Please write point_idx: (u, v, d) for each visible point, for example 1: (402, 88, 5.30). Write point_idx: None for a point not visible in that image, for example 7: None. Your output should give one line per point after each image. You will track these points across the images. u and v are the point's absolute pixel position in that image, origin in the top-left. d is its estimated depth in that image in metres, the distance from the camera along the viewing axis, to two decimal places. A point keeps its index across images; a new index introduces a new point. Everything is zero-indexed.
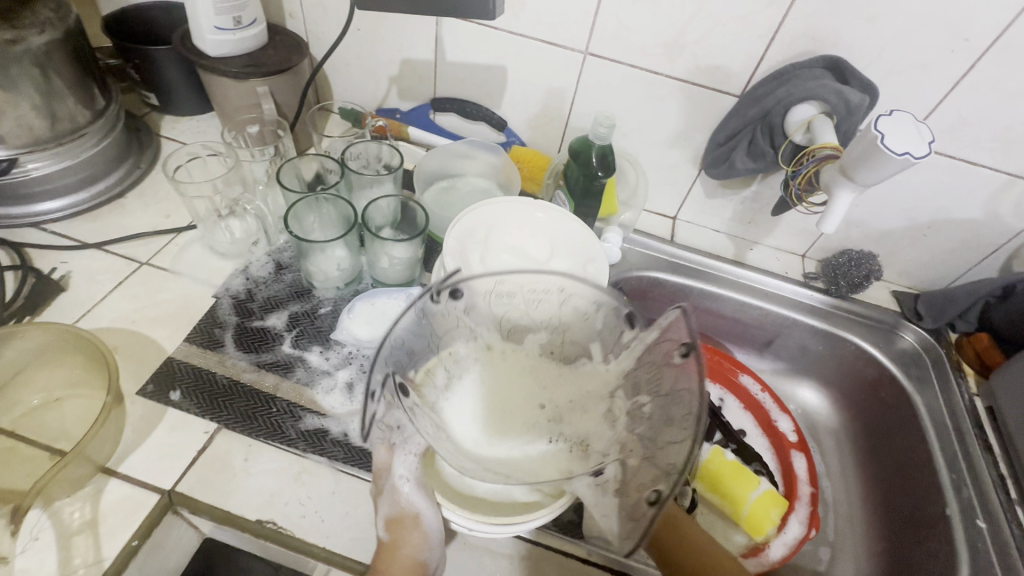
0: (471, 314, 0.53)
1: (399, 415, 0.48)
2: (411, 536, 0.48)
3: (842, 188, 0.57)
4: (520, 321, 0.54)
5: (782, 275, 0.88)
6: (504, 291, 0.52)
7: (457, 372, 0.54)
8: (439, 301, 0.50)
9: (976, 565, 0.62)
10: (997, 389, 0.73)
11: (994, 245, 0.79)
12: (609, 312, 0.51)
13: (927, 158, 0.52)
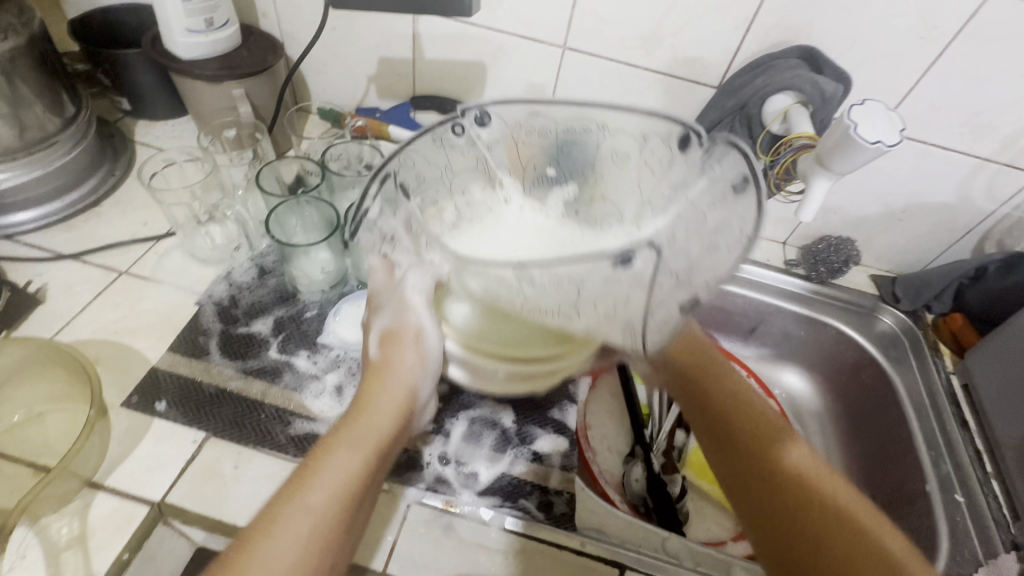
0: (491, 151, 0.46)
1: (399, 221, 0.43)
2: (401, 362, 0.46)
3: (818, 177, 0.58)
4: (547, 166, 0.46)
5: (764, 263, 0.89)
6: (535, 127, 0.46)
7: (471, 215, 0.43)
8: (460, 135, 0.46)
9: (955, 537, 0.64)
10: (971, 366, 0.75)
11: (967, 227, 0.81)
12: (659, 141, 0.44)
13: (899, 146, 0.53)
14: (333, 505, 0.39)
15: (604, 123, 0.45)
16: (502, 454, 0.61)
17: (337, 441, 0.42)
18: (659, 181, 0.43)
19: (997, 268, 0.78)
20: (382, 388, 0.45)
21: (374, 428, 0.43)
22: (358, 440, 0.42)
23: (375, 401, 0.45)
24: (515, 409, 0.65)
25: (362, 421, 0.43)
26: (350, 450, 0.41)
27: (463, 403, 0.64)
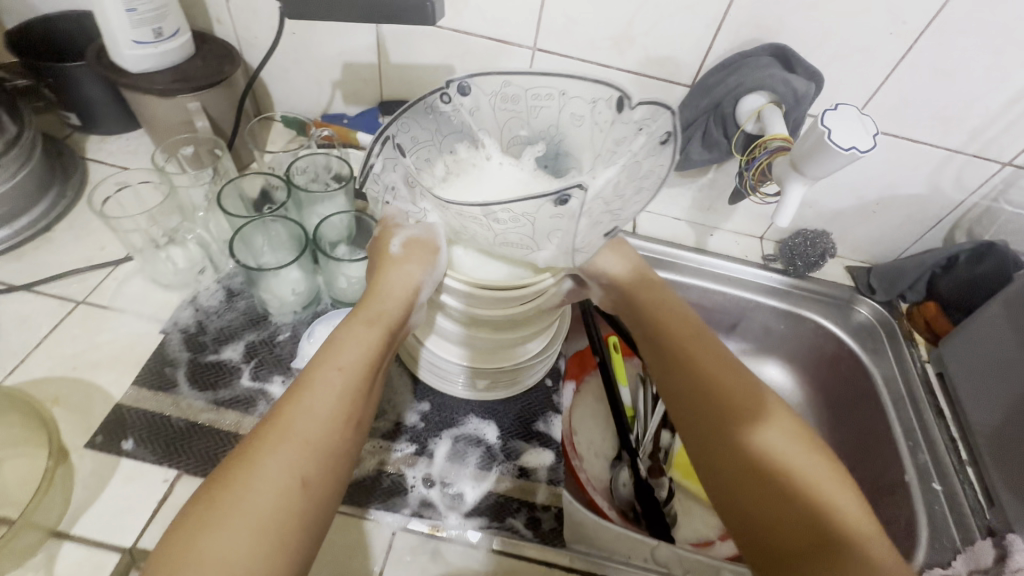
0: (475, 116, 0.61)
1: (399, 176, 0.54)
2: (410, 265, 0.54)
3: (793, 182, 0.58)
4: (521, 131, 0.62)
5: (742, 259, 0.89)
6: (509, 93, 0.60)
7: (457, 171, 0.58)
8: (449, 104, 0.58)
9: (934, 524, 0.65)
10: (945, 356, 0.76)
11: (938, 217, 0.82)
12: (604, 105, 0.57)
13: (871, 152, 0.54)
14: (356, 370, 0.47)
15: (565, 91, 0.58)
16: (487, 472, 0.60)
17: (358, 322, 0.50)
18: (604, 141, 0.57)
19: (967, 257, 0.80)
20: (393, 282, 0.53)
21: (390, 312, 0.52)
22: (377, 322, 0.51)
23: (389, 292, 0.53)
24: (499, 424, 0.64)
25: (378, 307, 0.52)
26: (371, 329, 0.50)
27: (445, 420, 0.63)
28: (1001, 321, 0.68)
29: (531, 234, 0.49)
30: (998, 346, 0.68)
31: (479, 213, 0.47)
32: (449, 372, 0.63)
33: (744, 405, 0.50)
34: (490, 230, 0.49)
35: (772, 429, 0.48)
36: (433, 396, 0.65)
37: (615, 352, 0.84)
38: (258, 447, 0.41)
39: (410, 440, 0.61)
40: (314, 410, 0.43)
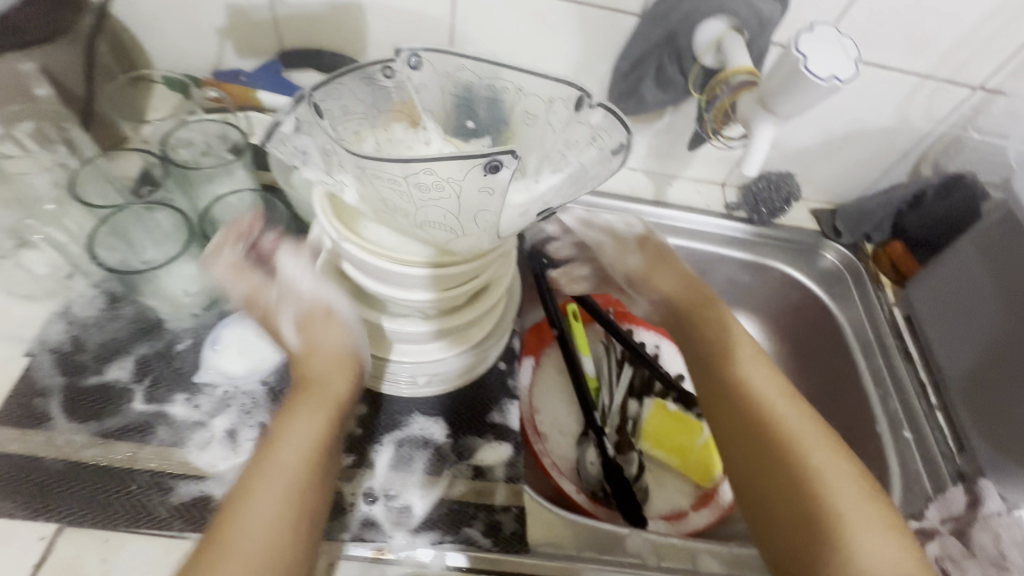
0: (421, 93, 0.51)
1: (315, 142, 0.43)
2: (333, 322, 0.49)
3: (763, 124, 0.52)
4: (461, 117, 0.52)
5: (703, 209, 0.82)
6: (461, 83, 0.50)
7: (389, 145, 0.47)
8: (392, 77, 0.49)
9: (906, 474, 0.63)
10: (913, 298, 0.73)
11: (904, 150, 0.77)
12: (563, 105, 0.48)
13: (854, 80, 0.48)
14: (319, 430, 0.43)
15: (519, 86, 0.49)
16: (438, 478, 0.53)
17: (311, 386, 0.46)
18: (557, 138, 0.49)
19: (935, 191, 0.75)
20: (327, 354, 0.48)
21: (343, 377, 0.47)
22: (337, 378, 0.47)
23: (325, 366, 0.47)
24: (449, 420, 0.57)
25: (324, 371, 0.47)
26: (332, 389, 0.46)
27: (386, 423, 0.56)
28: (974, 261, 0.64)
29: (454, 212, 0.42)
30: (970, 289, 0.65)
31: (400, 175, 0.40)
32: (390, 371, 0.55)
33: (768, 410, 0.49)
34: (410, 200, 0.41)
35: (797, 432, 0.47)
36: (371, 396, 0.57)
37: (574, 321, 0.77)
38: (230, 515, 0.37)
39: (347, 450, 0.53)
40: (279, 480, 0.40)
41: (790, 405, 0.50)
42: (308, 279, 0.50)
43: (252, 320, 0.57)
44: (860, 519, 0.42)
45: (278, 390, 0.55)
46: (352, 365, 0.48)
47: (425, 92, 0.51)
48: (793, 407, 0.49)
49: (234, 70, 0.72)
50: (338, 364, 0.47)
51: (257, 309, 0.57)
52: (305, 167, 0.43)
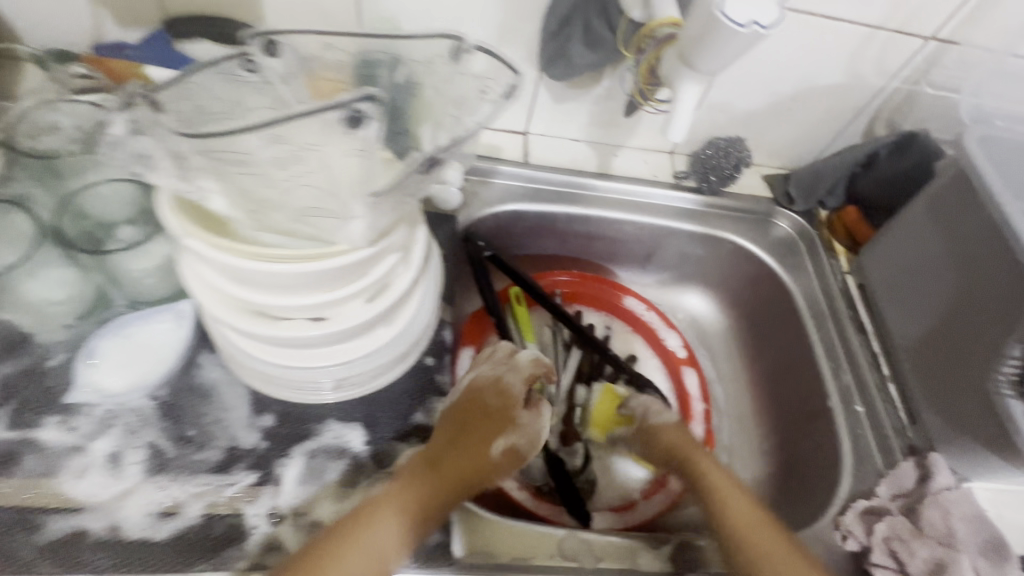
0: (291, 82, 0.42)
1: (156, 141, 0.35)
2: (536, 420, 0.58)
3: (686, 80, 0.47)
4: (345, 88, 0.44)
5: (650, 180, 0.77)
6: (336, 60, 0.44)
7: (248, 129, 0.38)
8: (253, 72, 0.41)
9: (858, 451, 0.61)
10: (866, 265, 0.70)
11: (857, 109, 0.72)
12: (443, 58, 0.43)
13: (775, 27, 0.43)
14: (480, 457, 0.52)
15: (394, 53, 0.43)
16: (352, 491, 0.48)
17: (510, 434, 0.55)
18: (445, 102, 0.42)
19: (888, 152, 0.71)
20: (521, 436, 0.56)
21: (506, 441, 0.55)
22: (513, 460, 0.55)
23: (500, 448, 0.54)
24: (368, 425, 0.52)
25: (510, 434, 0.55)
26: (511, 448, 0.55)
27: (296, 433, 0.50)
28: (926, 224, 0.61)
29: (330, 188, 0.36)
30: (922, 253, 0.61)
31: (251, 151, 0.35)
32: (304, 384, 0.48)
33: (725, 496, 0.54)
34: (271, 181, 0.35)
35: (741, 511, 0.52)
36: (279, 404, 0.51)
37: (518, 305, 0.73)
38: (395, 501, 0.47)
39: (250, 467, 0.48)
40: (436, 499, 0.48)
41: (733, 497, 0.54)
42: (494, 364, 0.58)
43: (138, 327, 0.52)
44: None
45: (171, 405, 0.49)
46: (517, 460, 0.56)
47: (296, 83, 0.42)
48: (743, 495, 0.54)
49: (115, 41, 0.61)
50: (517, 438, 0.56)
51: (141, 315, 0.52)
52: (152, 173, 0.35)
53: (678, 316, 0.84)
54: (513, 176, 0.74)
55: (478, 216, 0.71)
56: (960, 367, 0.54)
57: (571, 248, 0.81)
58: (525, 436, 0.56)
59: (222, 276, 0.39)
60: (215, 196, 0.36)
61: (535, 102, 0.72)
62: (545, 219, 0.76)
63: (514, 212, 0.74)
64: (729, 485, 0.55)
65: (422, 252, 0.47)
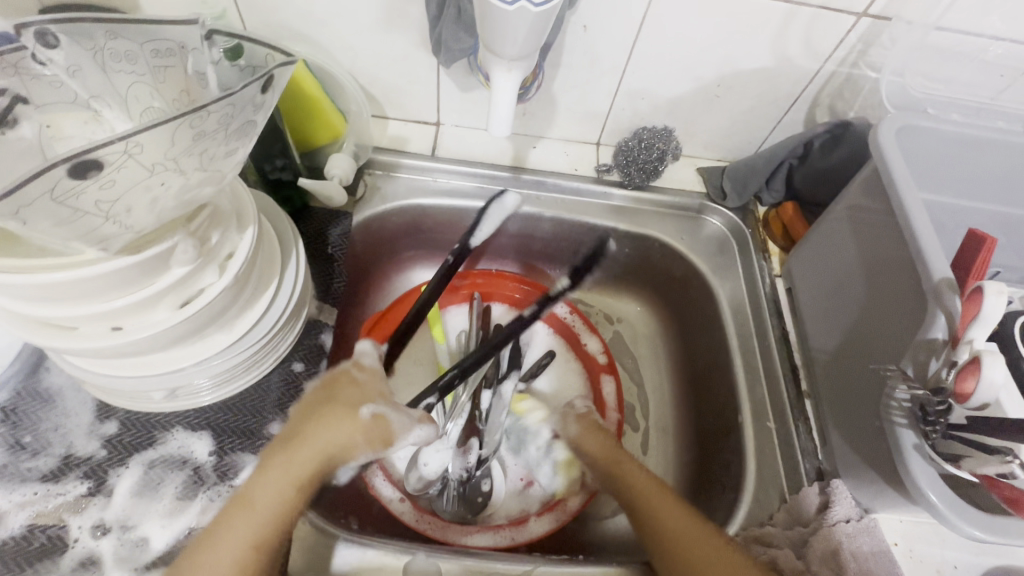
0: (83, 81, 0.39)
1: None
2: (406, 421, 0.49)
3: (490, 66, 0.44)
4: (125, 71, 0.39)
5: (570, 173, 0.72)
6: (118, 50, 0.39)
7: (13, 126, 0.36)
8: (46, 66, 0.38)
9: (762, 472, 0.56)
10: (793, 269, 0.64)
11: (792, 96, 0.65)
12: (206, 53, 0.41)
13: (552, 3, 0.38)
14: (303, 468, 0.44)
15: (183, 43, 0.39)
16: (190, 502, 0.47)
17: (356, 435, 0.46)
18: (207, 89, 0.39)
19: (822, 142, 0.64)
20: (395, 417, 0.48)
21: (367, 437, 0.46)
22: (374, 436, 0.46)
23: (368, 412, 0.47)
24: (215, 433, 0.50)
25: (379, 404, 0.48)
26: (365, 430, 0.46)
27: (138, 440, 0.48)
28: (844, 230, 0.55)
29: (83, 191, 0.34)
30: (839, 261, 0.55)
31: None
32: (144, 390, 0.45)
33: (645, 500, 0.51)
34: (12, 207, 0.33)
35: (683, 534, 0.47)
36: (122, 410, 0.49)
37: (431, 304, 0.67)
38: (206, 538, 0.41)
39: (83, 476, 0.46)
40: (276, 491, 0.42)
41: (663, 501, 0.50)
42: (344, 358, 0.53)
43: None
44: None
45: (10, 410, 0.49)
46: (383, 443, 0.47)
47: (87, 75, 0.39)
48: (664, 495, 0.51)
49: None
50: (378, 429, 0.46)
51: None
52: None
53: (611, 323, 0.78)
54: (417, 170, 0.70)
55: (380, 213, 0.68)
56: (865, 386, 0.49)
57: (490, 246, 0.76)
58: (406, 416, 0.49)
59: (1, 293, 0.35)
60: None
61: (438, 90, 0.66)
62: (455, 216, 0.71)
63: (421, 209, 0.70)
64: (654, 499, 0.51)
65: (244, 258, 0.43)
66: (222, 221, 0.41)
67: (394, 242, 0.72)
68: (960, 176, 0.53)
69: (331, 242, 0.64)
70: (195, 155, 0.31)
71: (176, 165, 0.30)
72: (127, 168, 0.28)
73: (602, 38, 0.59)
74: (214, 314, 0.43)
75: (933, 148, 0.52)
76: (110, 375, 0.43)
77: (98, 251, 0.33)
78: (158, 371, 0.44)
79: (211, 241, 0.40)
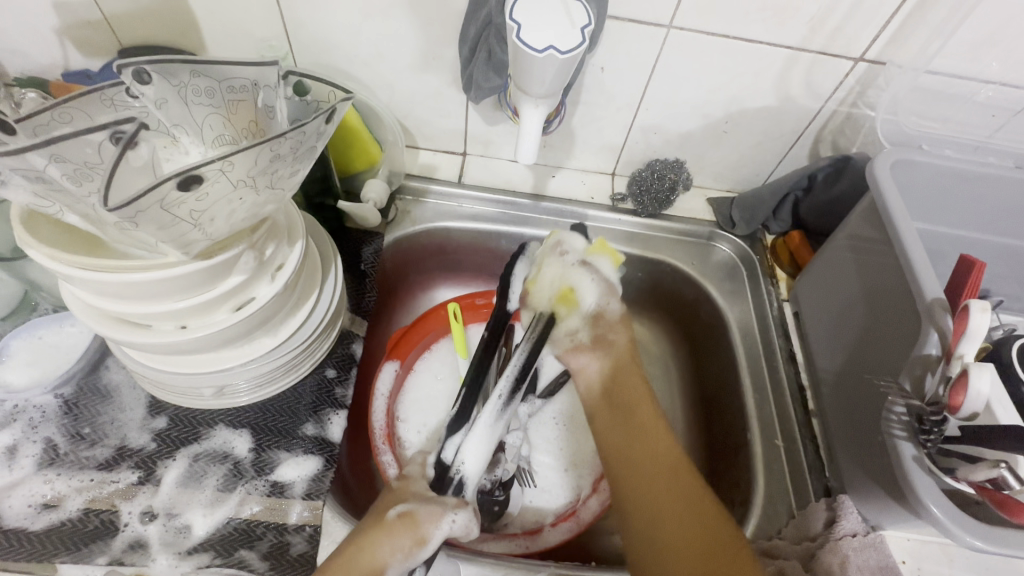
0: (165, 111, 0.44)
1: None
2: (436, 510, 0.46)
3: (521, 102, 0.49)
4: (204, 103, 0.45)
5: (586, 201, 0.76)
6: (201, 87, 0.45)
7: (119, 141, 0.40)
8: (138, 99, 0.44)
9: (770, 489, 0.58)
10: (799, 294, 0.67)
11: (796, 132, 0.69)
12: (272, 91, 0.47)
13: (578, 49, 0.44)
14: None
15: (256, 81, 0.45)
16: (227, 494, 0.50)
17: (382, 541, 0.43)
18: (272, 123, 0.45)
19: (825, 175, 0.68)
20: (423, 512, 0.45)
21: (395, 540, 0.43)
22: (400, 537, 0.43)
23: (395, 512, 0.45)
24: (254, 431, 0.54)
25: (409, 501, 0.46)
26: (389, 532, 0.43)
27: (185, 435, 0.53)
28: (846, 257, 0.58)
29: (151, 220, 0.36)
30: (842, 286, 0.58)
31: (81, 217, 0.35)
32: (195, 387, 0.50)
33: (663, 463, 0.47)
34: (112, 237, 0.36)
35: (643, 444, 0.49)
36: (172, 408, 0.54)
37: (454, 322, 0.70)
38: None
39: (134, 466, 0.50)
40: None
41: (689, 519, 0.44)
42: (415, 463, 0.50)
43: (48, 330, 0.57)
44: (651, 492, 0.46)
45: (73, 403, 0.53)
46: (417, 542, 0.44)
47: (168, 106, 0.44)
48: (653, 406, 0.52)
49: (82, 70, 0.65)
50: (405, 529, 0.44)
51: (51, 319, 0.57)
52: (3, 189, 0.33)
53: None
54: (444, 195, 0.75)
55: (408, 235, 0.73)
56: (868, 402, 0.51)
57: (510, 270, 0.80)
58: (437, 507, 0.46)
59: (89, 291, 0.40)
60: (65, 214, 0.35)
61: (467, 123, 0.72)
62: (479, 239, 0.76)
63: (447, 232, 0.75)
64: (638, 429, 0.50)
65: (293, 268, 0.48)
66: (277, 235, 0.47)
67: (419, 262, 0.77)
68: (954, 208, 0.57)
69: (364, 260, 0.69)
70: (268, 176, 0.37)
71: (253, 184, 0.36)
72: (219, 183, 0.33)
73: (618, 79, 0.65)
74: (262, 320, 0.48)
75: (929, 181, 0.56)
76: (170, 373, 0.48)
77: (177, 256, 0.38)
78: (213, 370, 0.48)
79: (266, 253, 0.45)
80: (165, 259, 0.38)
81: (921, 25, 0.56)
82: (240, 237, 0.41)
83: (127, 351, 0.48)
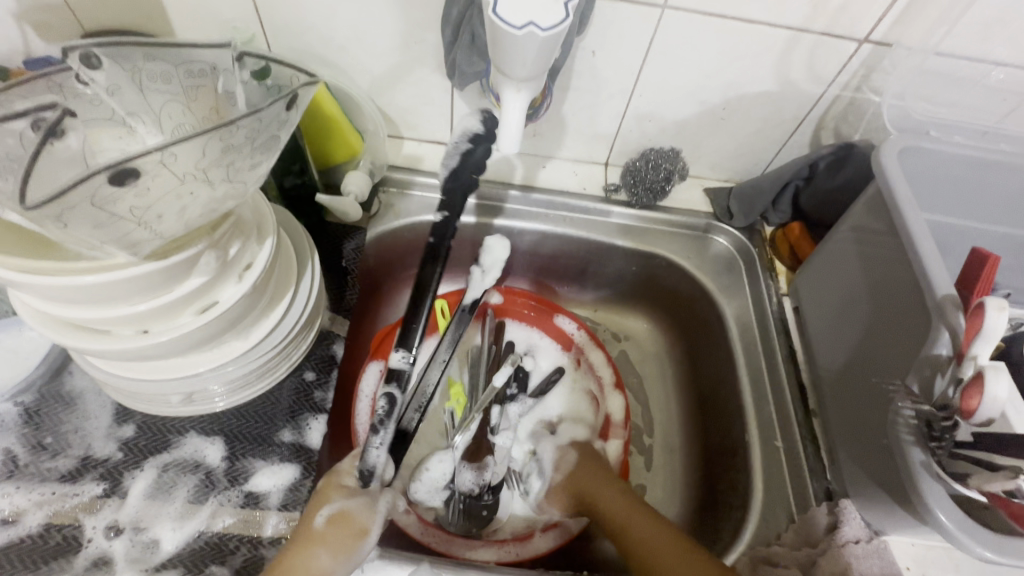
0: (117, 96, 0.41)
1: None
2: (366, 504, 0.49)
3: (502, 87, 0.46)
4: (160, 89, 0.42)
5: (577, 192, 0.73)
6: (157, 72, 0.42)
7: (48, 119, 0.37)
8: (87, 86, 0.40)
9: (769, 492, 0.56)
10: (800, 288, 0.64)
11: (797, 119, 0.66)
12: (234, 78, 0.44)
13: (560, 27, 0.40)
14: None
15: (217, 65, 0.42)
16: (199, 506, 0.48)
17: (321, 548, 0.44)
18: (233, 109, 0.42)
19: (827, 164, 0.65)
20: (355, 509, 0.48)
21: (335, 542, 0.45)
22: (340, 538, 0.45)
23: (324, 519, 0.46)
24: (228, 439, 0.51)
25: (335, 502, 0.47)
26: (326, 538, 0.45)
27: (154, 445, 0.50)
28: (850, 250, 0.56)
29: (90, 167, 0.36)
30: (845, 283, 0.56)
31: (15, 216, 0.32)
32: (165, 393, 0.47)
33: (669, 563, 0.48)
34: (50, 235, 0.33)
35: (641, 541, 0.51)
36: (140, 415, 0.51)
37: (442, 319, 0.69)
38: None
39: (99, 478, 0.48)
40: None
41: None
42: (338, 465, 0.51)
43: (8, 334, 0.54)
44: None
45: (34, 412, 0.50)
46: (354, 538, 0.46)
47: (123, 93, 0.41)
48: (640, 520, 0.53)
49: (45, 55, 0.61)
50: (341, 530, 0.46)
51: (11, 322, 0.54)
52: None
53: (618, 341, 0.78)
54: (430, 188, 0.72)
55: (392, 229, 0.70)
56: (873, 404, 0.49)
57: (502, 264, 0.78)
58: (365, 501, 0.49)
59: (38, 296, 0.37)
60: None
61: (452, 111, 0.68)
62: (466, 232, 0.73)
63: (433, 226, 0.72)
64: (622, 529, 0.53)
65: (263, 267, 0.45)
66: (243, 232, 0.44)
67: (406, 259, 0.74)
68: (963, 198, 0.54)
69: (345, 255, 0.66)
70: (223, 167, 0.34)
71: (204, 176, 0.33)
72: (161, 176, 0.31)
73: (609, 63, 0.61)
74: (228, 325, 0.45)
75: (937, 169, 0.53)
76: (137, 380, 0.45)
77: (128, 256, 0.35)
78: (184, 378, 0.46)
79: (231, 253, 0.42)
80: (115, 260, 0.35)
81: (930, 2, 0.53)
82: (200, 235, 0.38)
83: (86, 357, 0.45)
